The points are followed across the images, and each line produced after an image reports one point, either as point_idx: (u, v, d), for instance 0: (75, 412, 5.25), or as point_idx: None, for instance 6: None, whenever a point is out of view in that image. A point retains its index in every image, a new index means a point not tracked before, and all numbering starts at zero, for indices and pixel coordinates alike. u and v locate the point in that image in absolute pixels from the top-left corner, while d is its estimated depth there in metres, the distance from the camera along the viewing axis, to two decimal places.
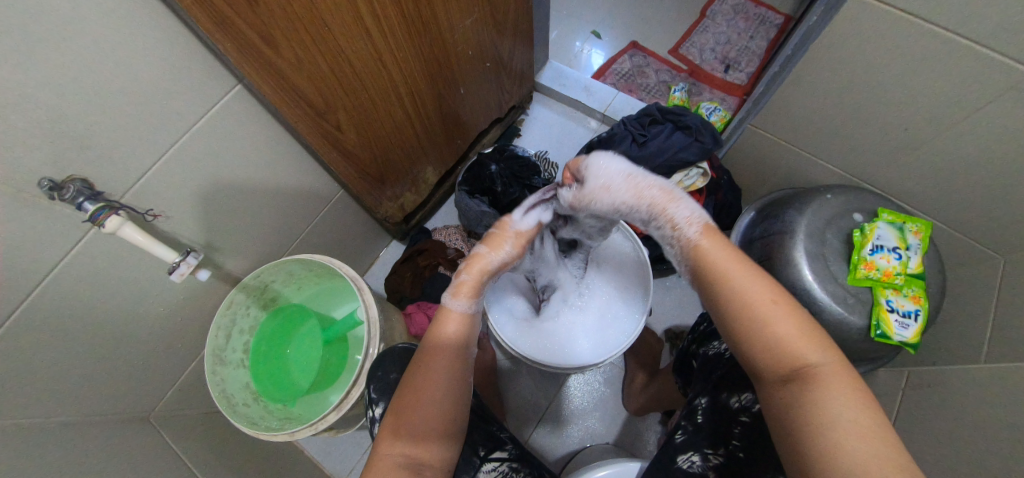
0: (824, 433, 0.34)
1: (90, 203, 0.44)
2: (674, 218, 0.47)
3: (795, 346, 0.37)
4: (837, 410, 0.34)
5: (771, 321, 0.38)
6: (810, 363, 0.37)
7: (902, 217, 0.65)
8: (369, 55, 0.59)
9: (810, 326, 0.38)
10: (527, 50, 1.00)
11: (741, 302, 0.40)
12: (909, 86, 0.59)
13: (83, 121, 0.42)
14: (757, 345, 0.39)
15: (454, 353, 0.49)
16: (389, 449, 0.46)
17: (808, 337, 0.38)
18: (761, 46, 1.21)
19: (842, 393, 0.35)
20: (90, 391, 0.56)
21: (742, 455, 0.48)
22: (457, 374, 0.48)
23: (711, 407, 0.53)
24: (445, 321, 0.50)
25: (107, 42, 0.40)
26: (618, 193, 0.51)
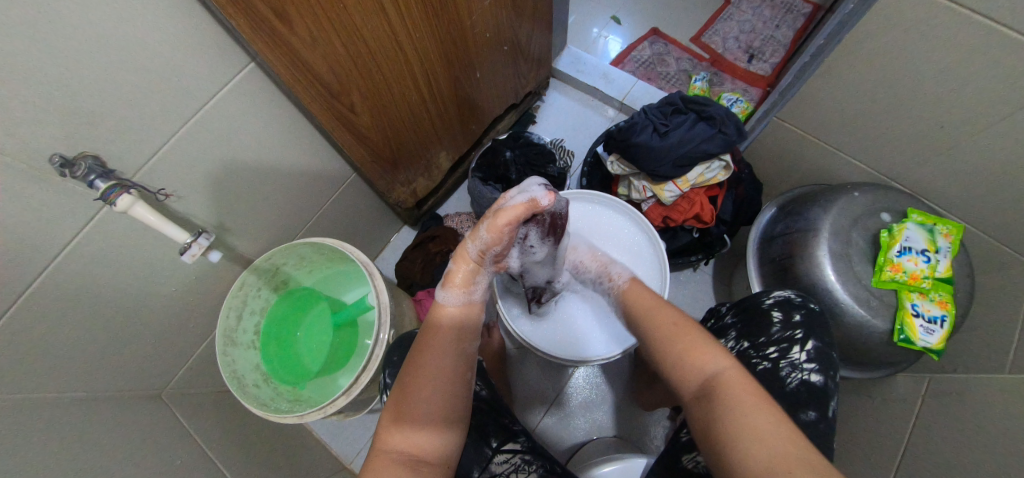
0: (723, 433, 0.39)
1: (101, 182, 0.43)
2: (611, 273, 0.62)
3: (695, 359, 0.45)
4: (732, 408, 0.40)
5: (671, 340, 0.47)
6: (708, 373, 0.44)
7: (933, 218, 0.63)
8: (384, 33, 0.57)
9: (706, 340, 0.46)
10: (545, 34, 0.97)
11: (652, 329, 0.50)
12: (950, 80, 0.56)
13: (96, 97, 0.41)
14: (669, 365, 0.47)
15: (446, 344, 0.50)
16: (387, 445, 0.46)
17: (705, 350, 0.45)
18: (786, 36, 1.17)
19: (737, 392, 0.40)
20: (103, 368, 0.56)
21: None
22: (450, 367, 0.49)
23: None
24: (438, 316, 0.51)
25: (119, 14, 0.38)
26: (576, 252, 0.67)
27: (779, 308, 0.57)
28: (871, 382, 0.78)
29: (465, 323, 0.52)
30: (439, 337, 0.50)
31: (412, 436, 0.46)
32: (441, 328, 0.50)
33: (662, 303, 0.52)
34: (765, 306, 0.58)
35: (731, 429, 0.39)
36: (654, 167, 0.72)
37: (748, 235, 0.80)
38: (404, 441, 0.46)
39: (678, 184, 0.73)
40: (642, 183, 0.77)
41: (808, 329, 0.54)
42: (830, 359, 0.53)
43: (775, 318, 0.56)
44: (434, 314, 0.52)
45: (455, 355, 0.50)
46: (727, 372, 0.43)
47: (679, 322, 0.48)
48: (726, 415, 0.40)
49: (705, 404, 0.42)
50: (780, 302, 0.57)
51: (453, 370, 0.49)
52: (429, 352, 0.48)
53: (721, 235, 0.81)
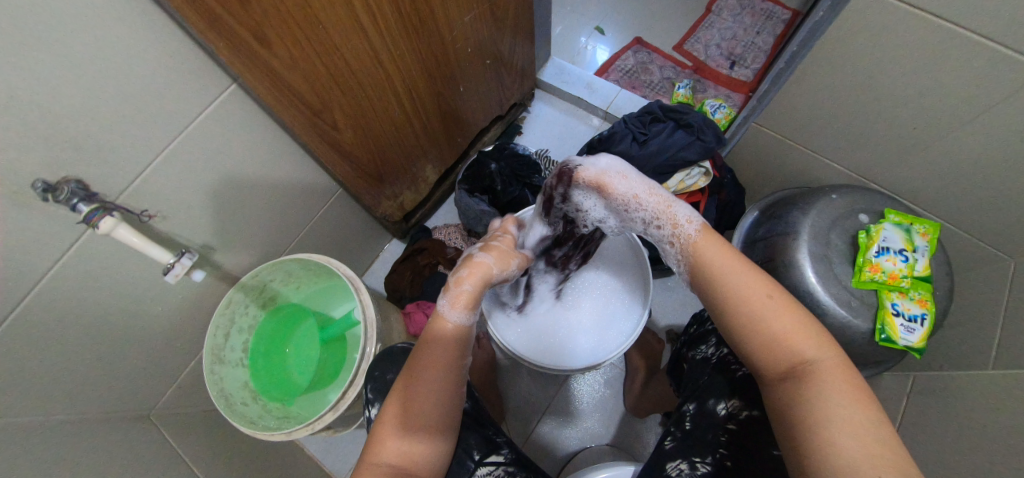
0: (817, 423, 0.36)
1: (85, 205, 0.44)
2: (676, 217, 0.46)
3: (795, 342, 0.38)
4: (833, 401, 0.36)
5: (769, 317, 0.39)
6: (806, 357, 0.38)
7: (909, 218, 0.64)
8: (364, 52, 0.58)
9: (805, 320, 0.39)
10: (528, 46, 0.98)
11: (739, 300, 0.40)
12: (918, 83, 0.58)
13: (78, 123, 0.42)
14: (756, 341, 0.39)
15: (446, 361, 0.48)
16: (379, 457, 0.46)
17: (806, 331, 0.39)
18: (767, 42, 1.19)
19: (841, 384, 0.36)
20: (90, 390, 0.56)
21: (730, 464, 0.48)
22: (448, 384, 0.48)
23: (698, 412, 0.53)
24: (437, 330, 0.48)
25: (100, 43, 0.40)
26: (629, 185, 0.50)
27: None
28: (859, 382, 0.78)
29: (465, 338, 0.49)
30: (440, 353, 0.48)
31: (404, 448, 0.47)
32: (441, 344, 0.48)
33: (749, 263, 0.42)
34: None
35: (830, 421, 0.35)
36: None
37: (732, 239, 0.81)
38: (396, 454, 0.47)
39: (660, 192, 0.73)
40: None
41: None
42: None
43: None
44: (433, 328, 0.48)
45: (454, 372, 0.48)
46: (829, 361, 0.37)
47: (779, 298, 0.39)
48: (825, 406, 0.36)
49: (796, 391, 0.37)
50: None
51: (451, 386, 0.48)
52: (427, 368, 0.47)
53: None
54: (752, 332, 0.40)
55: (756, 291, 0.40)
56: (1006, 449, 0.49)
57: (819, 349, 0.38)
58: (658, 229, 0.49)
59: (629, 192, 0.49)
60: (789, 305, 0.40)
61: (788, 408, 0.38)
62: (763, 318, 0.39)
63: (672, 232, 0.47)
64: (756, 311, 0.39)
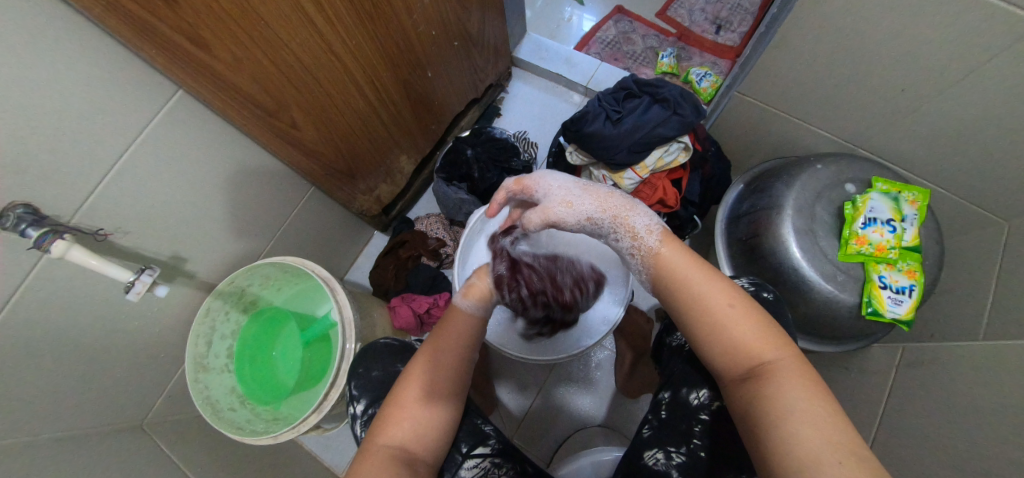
0: (773, 416, 0.36)
1: (34, 230, 0.42)
2: (636, 228, 0.49)
3: (752, 343, 0.40)
4: (790, 396, 0.36)
5: (728, 321, 0.41)
6: (765, 358, 0.39)
7: (898, 186, 0.61)
8: (315, 44, 0.55)
9: (763, 323, 0.41)
10: (499, 23, 0.94)
11: (699, 306, 0.42)
12: (906, 42, 0.54)
13: (9, 146, 0.40)
14: (716, 344, 0.41)
15: (460, 341, 0.51)
16: (386, 438, 0.46)
17: (764, 333, 0.40)
18: (754, 3, 1.13)
19: (798, 380, 0.37)
20: (74, 408, 0.56)
21: (704, 454, 0.49)
22: (460, 365, 0.50)
23: (671, 400, 0.53)
24: (454, 316, 0.53)
25: (21, 60, 0.37)
26: (583, 206, 0.50)
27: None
28: (845, 354, 0.77)
29: (478, 327, 0.54)
30: (454, 332, 0.52)
31: (411, 427, 0.46)
32: (457, 327, 0.52)
33: (710, 270, 0.44)
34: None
35: (786, 415, 0.36)
36: (611, 154, 0.71)
37: (716, 215, 0.79)
38: (403, 434, 0.46)
39: (637, 171, 0.71)
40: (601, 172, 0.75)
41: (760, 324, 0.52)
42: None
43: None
44: (448, 320, 0.53)
45: (465, 356, 0.51)
46: (788, 361, 0.39)
47: (735, 302, 0.41)
48: (780, 399, 0.37)
49: (756, 389, 0.38)
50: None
51: (462, 369, 0.50)
52: (440, 347, 0.50)
53: (690, 217, 0.79)
54: (708, 337, 0.42)
55: (711, 297, 0.42)
56: (991, 420, 0.48)
57: (775, 350, 0.39)
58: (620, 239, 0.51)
59: (580, 216, 0.51)
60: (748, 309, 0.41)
61: (751, 408, 0.39)
62: (718, 322, 0.41)
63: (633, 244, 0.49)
64: (712, 317, 0.41)
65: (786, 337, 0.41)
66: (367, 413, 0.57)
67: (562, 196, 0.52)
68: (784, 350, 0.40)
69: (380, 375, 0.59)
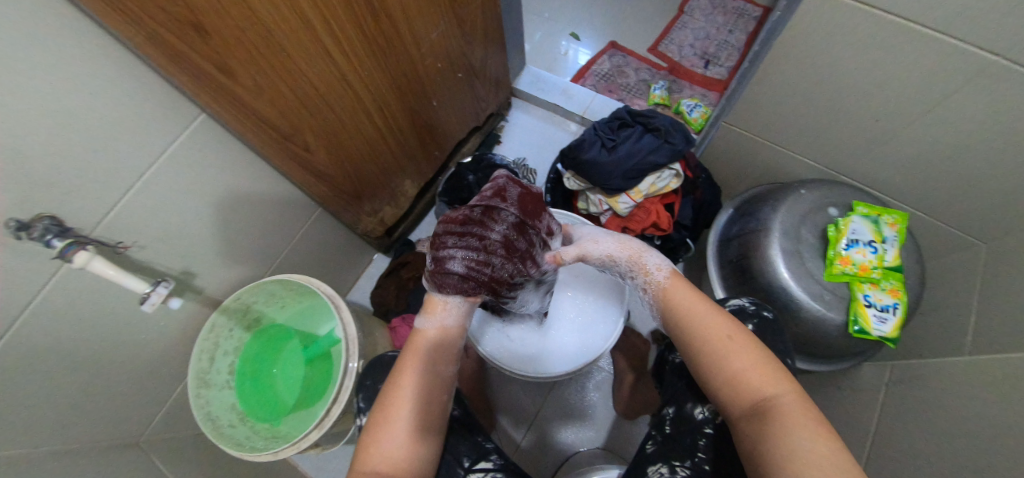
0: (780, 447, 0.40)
1: (60, 240, 0.45)
2: (647, 265, 0.55)
3: (757, 378, 0.44)
4: (795, 429, 0.40)
5: (732, 356, 0.45)
6: (769, 392, 0.43)
7: (878, 209, 0.65)
8: (331, 75, 0.60)
9: (763, 358, 0.45)
10: (500, 57, 1.00)
11: (705, 342, 0.47)
12: (877, 76, 0.59)
13: (45, 161, 0.43)
14: (722, 378, 0.45)
15: (423, 363, 0.50)
16: (364, 465, 0.46)
17: (766, 368, 0.44)
18: (739, 40, 1.21)
19: (799, 412, 0.41)
20: (75, 420, 0.57)
21: (708, 467, 0.51)
22: (426, 386, 0.50)
23: (676, 415, 0.56)
24: (416, 339, 0.52)
25: (66, 84, 0.41)
26: (605, 245, 0.57)
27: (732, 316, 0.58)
28: (837, 373, 0.79)
29: (443, 347, 0.52)
30: (417, 355, 0.51)
31: (385, 453, 0.46)
32: (419, 349, 0.51)
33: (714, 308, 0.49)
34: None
35: (786, 443, 0.40)
36: (606, 181, 0.74)
37: (708, 237, 0.82)
38: (378, 460, 0.46)
39: (631, 196, 0.74)
40: (598, 196, 0.79)
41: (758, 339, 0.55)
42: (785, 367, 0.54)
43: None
44: (412, 341, 0.52)
45: (430, 376, 0.50)
46: (789, 394, 0.43)
47: (736, 337, 0.46)
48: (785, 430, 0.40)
49: (759, 419, 0.42)
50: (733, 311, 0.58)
51: (428, 389, 0.50)
52: (404, 372, 0.50)
53: (683, 240, 0.82)
54: (713, 370, 0.46)
55: (715, 332, 0.47)
56: (978, 434, 0.49)
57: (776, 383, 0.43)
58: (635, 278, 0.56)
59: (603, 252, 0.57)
60: (751, 344, 0.46)
61: (753, 437, 0.42)
62: (722, 357, 0.45)
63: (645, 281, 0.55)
64: (717, 352, 0.46)
65: (786, 372, 0.45)
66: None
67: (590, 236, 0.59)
68: (786, 384, 0.44)
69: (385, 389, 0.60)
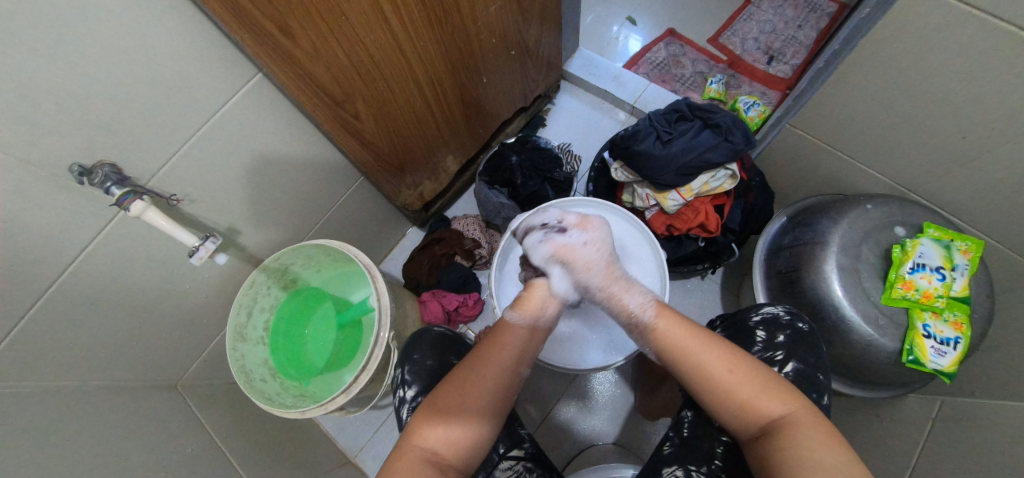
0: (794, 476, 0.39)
1: (118, 188, 0.46)
2: (629, 306, 0.53)
3: (762, 405, 0.43)
4: (810, 454, 0.39)
5: (733, 388, 0.44)
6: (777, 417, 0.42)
7: (951, 234, 0.60)
8: (387, 42, 0.58)
9: (765, 382, 0.44)
10: (555, 36, 0.96)
11: (701, 375, 0.46)
12: (974, 91, 0.53)
13: (110, 109, 0.43)
14: (727, 409, 0.45)
15: (506, 359, 0.51)
16: (419, 440, 0.47)
17: (770, 393, 0.43)
18: (809, 37, 1.13)
19: (810, 435, 0.40)
20: (123, 360, 0.60)
21: (724, 475, 0.51)
22: (502, 384, 0.50)
23: (694, 420, 0.54)
24: (506, 331, 0.52)
25: (134, 34, 0.41)
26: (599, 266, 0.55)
27: (765, 326, 0.56)
28: (878, 401, 0.75)
29: (527, 349, 0.53)
30: (503, 350, 0.51)
31: (444, 435, 0.47)
32: (507, 343, 0.52)
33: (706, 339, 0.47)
34: (751, 323, 0.57)
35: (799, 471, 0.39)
36: (658, 175, 0.71)
37: (756, 245, 0.78)
38: (436, 440, 0.46)
39: (682, 193, 0.71)
40: (646, 190, 0.76)
41: (790, 351, 0.54)
42: (815, 381, 0.52)
43: (758, 336, 0.55)
44: (499, 333, 0.53)
45: (509, 376, 0.51)
46: (797, 416, 0.42)
47: (733, 369, 0.44)
48: (798, 457, 0.40)
49: (770, 447, 0.42)
50: (767, 321, 0.56)
51: (504, 387, 0.50)
52: (489, 363, 0.50)
53: (728, 245, 0.78)
54: (717, 401, 0.45)
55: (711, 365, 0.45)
56: None
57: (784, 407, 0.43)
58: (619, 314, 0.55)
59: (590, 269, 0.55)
60: (749, 370, 0.45)
61: (769, 465, 0.42)
62: (723, 388, 0.44)
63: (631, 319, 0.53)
64: (717, 384, 0.45)
65: (791, 389, 0.44)
66: (415, 400, 0.60)
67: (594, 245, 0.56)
68: (792, 405, 0.43)
69: (435, 365, 0.62)
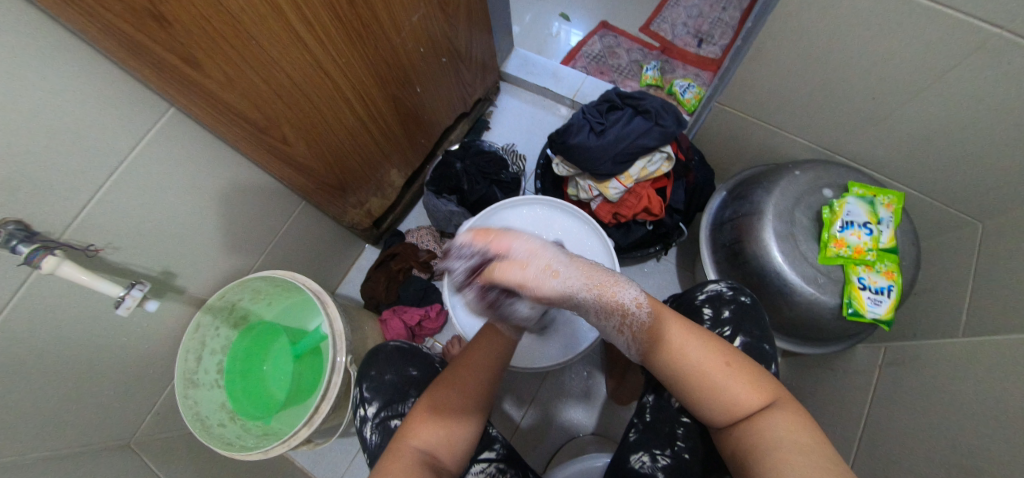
0: (768, 461, 0.38)
1: (25, 246, 0.43)
2: (623, 304, 0.44)
3: (746, 399, 0.41)
4: (793, 439, 0.38)
5: (722, 382, 0.42)
6: (758, 408, 0.41)
7: (873, 190, 0.64)
8: (305, 62, 0.56)
9: (759, 375, 0.43)
10: (486, 38, 0.97)
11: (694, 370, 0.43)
12: (876, 52, 0.56)
13: (4, 166, 0.41)
14: (712, 402, 0.42)
15: (496, 359, 0.53)
16: (416, 441, 0.46)
17: (757, 385, 0.42)
18: (734, 17, 1.17)
19: (791, 429, 0.39)
20: (64, 426, 0.56)
21: (687, 455, 0.51)
22: (490, 381, 0.51)
23: (656, 403, 0.55)
24: (491, 332, 0.55)
25: (18, 81, 0.39)
26: (567, 280, 0.43)
27: (710, 304, 0.56)
28: (832, 355, 0.78)
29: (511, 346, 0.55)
30: (480, 353, 0.53)
31: (441, 432, 0.47)
32: (490, 342, 0.54)
33: (701, 334, 0.45)
34: (697, 302, 0.57)
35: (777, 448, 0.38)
36: (595, 166, 0.72)
37: (701, 222, 0.81)
38: (431, 439, 0.47)
39: (622, 181, 0.73)
40: (588, 182, 0.77)
41: (736, 326, 0.54)
42: (762, 353, 0.52)
43: (705, 314, 0.55)
44: (483, 334, 0.55)
45: (498, 371, 0.53)
46: (780, 409, 0.41)
47: (730, 363, 0.43)
48: (780, 447, 0.38)
49: (748, 434, 0.41)
50: (711, 298, 0.56)
51: (494, 381, 0.52)
52: (476, 360, 0.52)
53: (676, 224, 0.81)
54: (702, 394, 0.43)
55: (706, 358, 0.43)
56: (971, 416, 0.49)
57: (771, 399, 0.41)
58: (614, 317, 0.45)
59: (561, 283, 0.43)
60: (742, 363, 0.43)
61: (746, 453, 0.40)
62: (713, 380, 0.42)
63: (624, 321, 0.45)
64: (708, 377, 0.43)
65: (777, 384, 0.43)
66: (378, 416, 0.60)
67: (541, 262, 0.43)
68: (773, 397, 0.42)
69: (393, 379, 0.62)
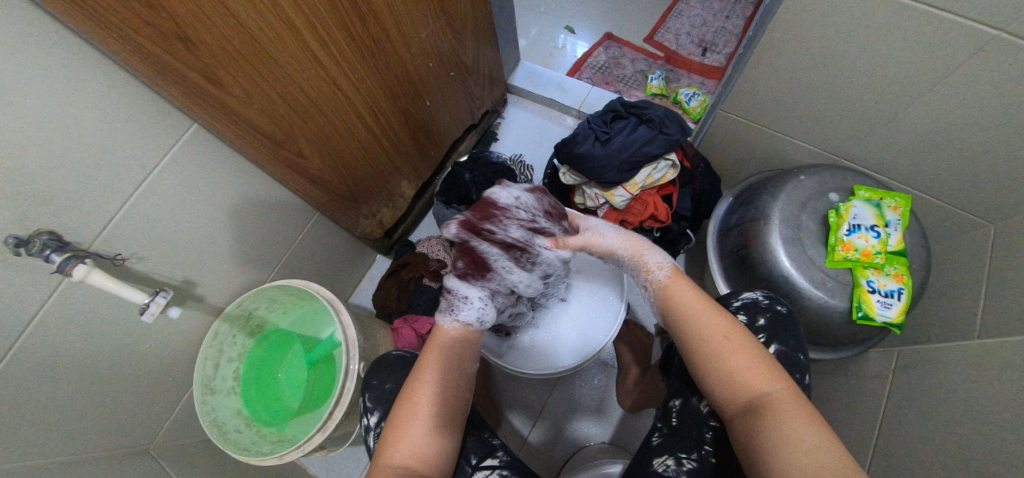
0: (771, 449, 0.39)
1: (58, 255, 0.45)
2: (649, 264, 0.57)
3: (751, 378, 0.43)
4: (793, 425, 0.40)
5: (727, 356, 0.45)
6: (763, 388, 0.43)
7: (880, 193, 0.64)
8: (320, 79, 0.59)
9: (761, 357, 0.44)
10: (493, 52, 1.00)
11: (700, 342, 0.47)
12: (875, 57, 0.57)
13: (41, 179, 0.43)
14: (718, 377, 0.45)
15: (449, 366, 0.54)
16: (388, 460, 0.47)
17: (761, 367, 0.44)
18: (737, 26, 1.19)
19: (794, 416, 0.40)
20: (89, 431, 0.58)
21: (715, 461, 0.51)
22: (450, 389, 0.52)
23: (683, 408, 0.55)
24: (440, 338, 0.56)
25: (56, 100, 0.42)
26: (611, 239, 0.61)
27: (745, 311, 0.56)
28: (844, 361, 0.77)
29: (464, 348, 0.57)
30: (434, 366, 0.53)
31: (412, 446, 0.48)
32: (443, 349, 0.55)
33: (709, 308, 0.49)
34: (732, 308, 0.57)
35: (779, 439, 0.39)
36: (601, 174, 0.74)
37: (708, 228, 0.81)
38: (403, 455, 0.47)
39: (627, 188, 0.74)
40: (594, 190, 0.78)
41: (771, 334, 0.53)
42: (796, 362, 0.52)
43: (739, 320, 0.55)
44: (434, 342, 0.56)
45: (456, 374, 0.54)
46: (781, 393, 0.42)
47: (730, 337, 0.46)
48: (783, 430, 0.39)
49: (753, 419, 0.42)
50: (746, 305, 0.56)
51: (453, 388, 0.53)
52: (428, 371, 0.52)
53: (683, 231, 0.81)
54: (707, 368, 0.46)
55: (711, 331, 0.47)
56: (987, 419, 0.48)
57: (774, 383, 0.43)
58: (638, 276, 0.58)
59: (609, 243, 0.61)
60: (746, 343, 0.45)
61: (750, 439, 0.41)
62: (716, 355, 0.45)
63: (647, 278, 0.57)
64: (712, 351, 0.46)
65: (781, 369, 0.44)
66: (379, 426, 0.61)
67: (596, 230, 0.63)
68: (779, 381, 0.43)
69: (394, 388, 0.63)
